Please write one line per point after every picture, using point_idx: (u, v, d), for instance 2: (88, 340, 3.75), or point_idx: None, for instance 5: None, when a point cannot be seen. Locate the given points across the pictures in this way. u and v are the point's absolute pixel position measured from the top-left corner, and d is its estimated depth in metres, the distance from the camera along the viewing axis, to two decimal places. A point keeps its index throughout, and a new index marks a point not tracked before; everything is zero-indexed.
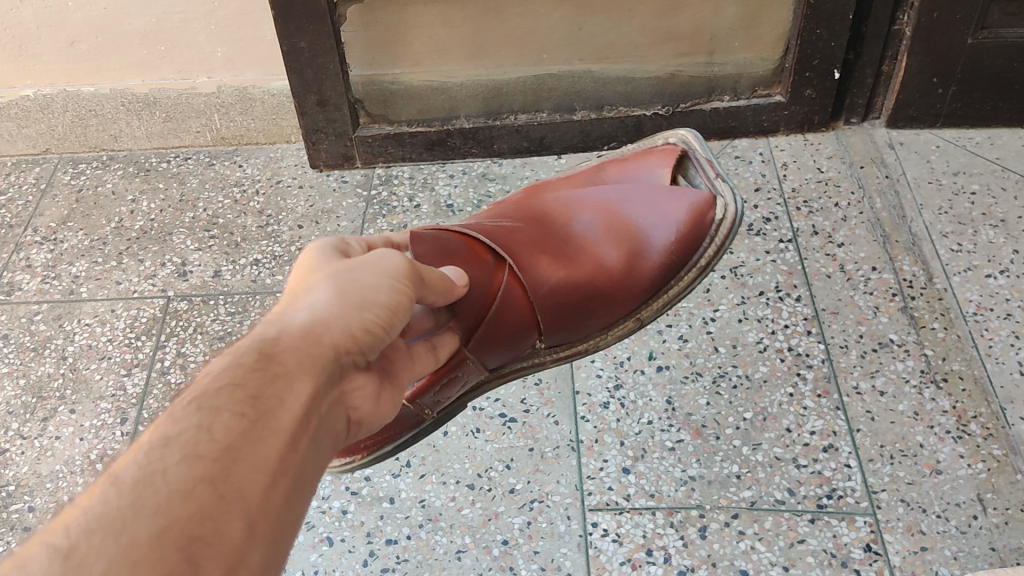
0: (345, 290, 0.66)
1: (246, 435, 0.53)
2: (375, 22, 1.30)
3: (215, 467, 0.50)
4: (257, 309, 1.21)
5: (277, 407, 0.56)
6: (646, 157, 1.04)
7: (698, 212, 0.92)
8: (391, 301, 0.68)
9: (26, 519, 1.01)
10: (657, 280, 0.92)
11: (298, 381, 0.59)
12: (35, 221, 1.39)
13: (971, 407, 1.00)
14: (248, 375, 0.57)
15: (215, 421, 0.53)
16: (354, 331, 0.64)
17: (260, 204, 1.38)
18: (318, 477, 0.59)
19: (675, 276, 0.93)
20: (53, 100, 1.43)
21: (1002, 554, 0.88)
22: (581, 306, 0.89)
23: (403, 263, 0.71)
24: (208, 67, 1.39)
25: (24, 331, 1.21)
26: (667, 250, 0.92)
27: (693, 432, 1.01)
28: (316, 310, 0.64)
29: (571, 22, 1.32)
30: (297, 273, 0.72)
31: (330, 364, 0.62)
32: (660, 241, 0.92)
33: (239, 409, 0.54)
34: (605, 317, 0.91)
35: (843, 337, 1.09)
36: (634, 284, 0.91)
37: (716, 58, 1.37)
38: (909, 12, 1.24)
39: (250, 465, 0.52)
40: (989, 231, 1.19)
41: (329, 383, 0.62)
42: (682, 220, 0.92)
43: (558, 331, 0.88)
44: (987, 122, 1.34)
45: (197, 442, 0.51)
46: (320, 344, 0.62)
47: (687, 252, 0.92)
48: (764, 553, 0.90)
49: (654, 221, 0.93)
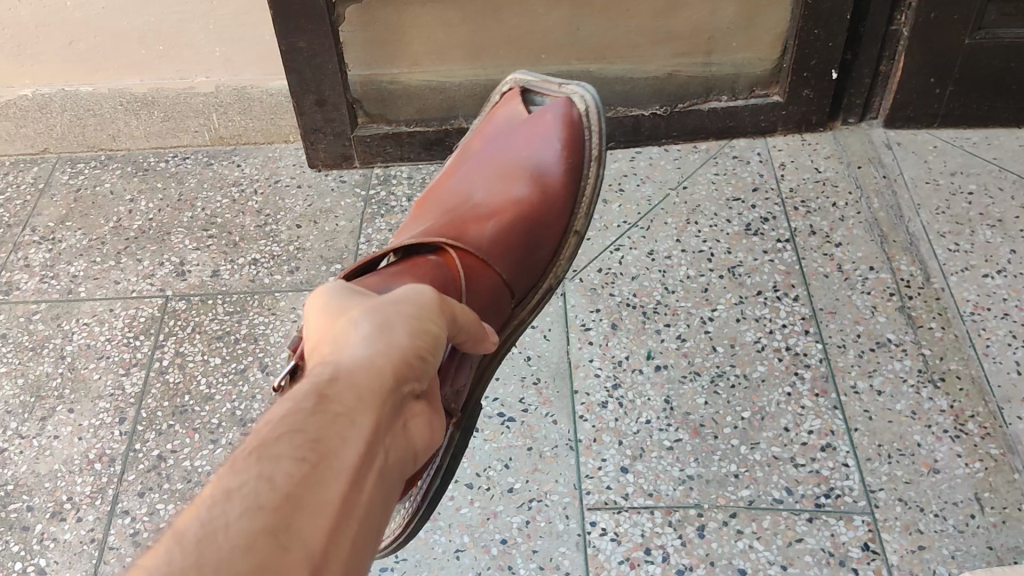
0: (386, 323, 0.65)
1: (308, 480, 0.52)
2: (374, 22, 1.31)
3: (278, 517, 0.49)
4: (256, 309, 1.21)
5: (339, 446, 0.55)
6: (497, 113, 1.12)
7: (566, 115, 1.05)
8: (429, 328, 0.67)
9: (25, 519, 1.00)
10: (568, 187, 1.02)
11: (358, 417, 0.57)
12: (33, 221, 1.38)
13: (969, 406, 1.00)
14: (307, 418, 0.55)
15: (276, 468, 0.52)
16: (404, 361, 0.63)
17: (258, 204, 1.38)
18: (382, 520, 0.58)
19: (581, 176, 1.03)
20: (52, 100, 1.43)
21: (1000, 553, 0.89)
22: (530, 249, 0.97)
23: (434, 296, 0.71)
24: (207, 67, 1.39)
25: (22, 331, 1.21)
26: (567, 159, 1.02)
27: (691, 431, 1.01)
28: (367, 345, 0.62)
29: (570, 22, 1.33)
30: (322, 315, 0.68)
31: (388, 398, 0.61)
32: (551, 156, 1.03)
33: (300, 453, 0.53)
34: (550, 241, 0.99)
35: (840, 337, 1.09)
36: (558, 200, 1.01)
37: (714, 58, 1.38)
38: (907, 12, 1.24)
39: (315, 511, 0.51)
40: (986, 231, 1.19)
41: (388, 417, 0.60)
42: (559, 129, 1.04)
43: (522, 285, 0.95)
44: (984, 122, 1.34)
45: (260, 490, 0.50)
46: (376, 379, 0.60)
47: (580, 151, 1.03)
48: (762, 552, 0.90)
49: (535, 147, 1.04)
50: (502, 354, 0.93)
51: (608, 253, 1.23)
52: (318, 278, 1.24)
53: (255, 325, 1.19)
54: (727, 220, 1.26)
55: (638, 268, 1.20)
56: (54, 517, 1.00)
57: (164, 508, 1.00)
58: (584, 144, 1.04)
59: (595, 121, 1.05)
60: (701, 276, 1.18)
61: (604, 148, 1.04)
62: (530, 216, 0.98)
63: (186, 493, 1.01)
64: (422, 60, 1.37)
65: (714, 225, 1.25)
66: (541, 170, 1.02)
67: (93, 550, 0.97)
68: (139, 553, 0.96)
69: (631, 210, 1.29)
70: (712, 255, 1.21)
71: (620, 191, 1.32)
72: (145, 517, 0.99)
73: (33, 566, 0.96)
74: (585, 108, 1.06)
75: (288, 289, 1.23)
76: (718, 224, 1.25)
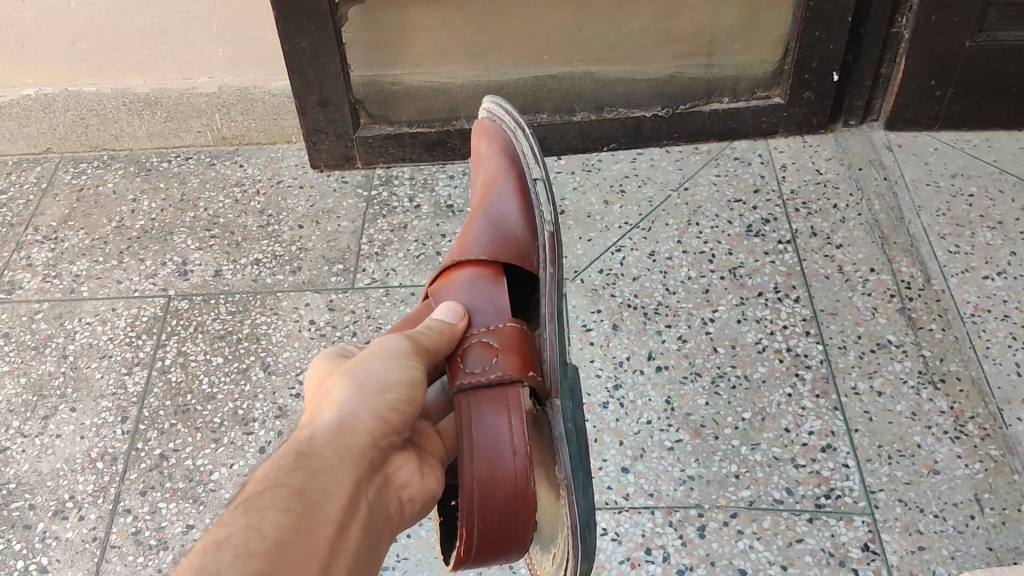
0: (364, 378, 0.67)
1: (295, 528, 0.56)
2: (376, 23, 1.31)
3: (267, 563, 0.54)
4: (258, 309, 1.21)
5: (324, 497, 0.59)
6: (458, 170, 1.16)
7: (485, 127, 1.09)
8: (411, 376, 0.69)
9: (26, 517, 1.01)
10: (509, 157, 1.01)
11: (340, 471, 0.61)
12: (36, 221, 1.39)
13: (969, 407, 1.01)
14: (290, 473, 0.59)
15: (263, 519, 0.56)
16: (384, 415, 0.66)
17: (260, 204, 1.38)
18: (369, 561, 0.62)
19: (518, 144, 1.02)
20: (55, 100, 1.44)
21: (999, 554, 0.89)
22: (503, 224, 0.91)
23: (405, 340, 0.71)
24: (210, 67, 1.40)
25: (24, 330, 1.22)
26: (500, 147, 1.03)
27: (692, 432, 1.01)
28: (344, 403, 0.65)
29: (571, 24, 1.33)
30: (315, 379, 0.73)
31: (368, 453, 0.64)
32: (488, 150, 1.04)
33: (286, 504, 0.57)
34: (523, 207, 0.93)
35: (841, 338, 1.09)
36: (503, 176, 0.98)
37: (716, 60, 1.38)
38: (908, 14, 1.25)
39: (301, 558, 0.55)
40: (986, 233, 1.20)
41: (370, 472, 0.64)
42: (480, 135, 1.08)
43: (522, 256, 0.89)
44: (984, 125, 1.34)
45: (249, 540, 0.55)
46: (355, 435, 0.63)
47: (503, 133, 1.05)
48: (762, 553, 0.90)
49: (477, 157, 1.06)
50: (555, 317, 0.83)
51: (610, 254, 1.23)
52: (320, 278, 1.25)
53: (258, 325, 1.19)
54: (728, 221, 1.26)
55: (639, 269, 1.20)
56: (56, 516, 1.00)
57: (165, 507, 1.00)
58: (501, 130, 1.06)
59: (501, 112, 1.07)
60: (702, 277, 1.18)
61: (519, 115, 1.04)
62: (487, 200, 0.95)
63: (189, 491, 1.01)
64: (425, 61, 1.37)
65: (715, 226, 1.25)
66: (482, 172, 1.02)
67: (95, 549, 0.97)
68: (142, 550, 0.97)
69: (633, 212, 1.29)
70: (713, 256, 1.21)
71: (621, 192, 1.33)
72: (146, 516, 1.00)
73: (34, 564, 0.96)
74: (495, 113, 1.08)
75: (290, 289, 1.24)
76: (719, 224, 1.26)
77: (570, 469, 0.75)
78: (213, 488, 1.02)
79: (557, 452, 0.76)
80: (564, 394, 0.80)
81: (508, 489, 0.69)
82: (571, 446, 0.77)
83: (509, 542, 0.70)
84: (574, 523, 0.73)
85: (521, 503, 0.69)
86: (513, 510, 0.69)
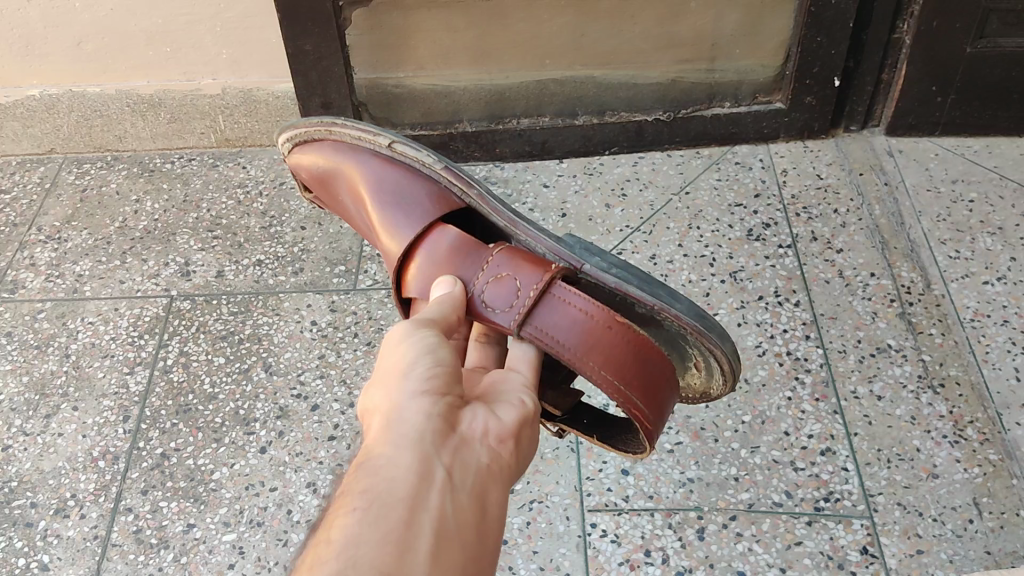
0: (395, 367, 0.65)
1: (364, 522, 0.53)
2: (381, 25, 1.32)
3: (345, 560, 0.51)
4: (260, 310, 1.22)
5: (386, 485, 0.56)
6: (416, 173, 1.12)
7: (311, 150, 0.98)
8: (437, 349, 0.67)
9: (28, 515, 1.01)
10: (352, 153, 0.94)
11: (398, 455, 0.58)
12: (39, 220, 1.39)
13: (969, 412, 1.01)
14: (351, 483, 0.57)
15: (332, 529, 0.54)
16: (425, 389, 0.63)
17: (263, 205, 1.39)
18: (472, 521, 0.58)
19: (344, 135, 0.94)
20: (60, 101, 1.45)
21: (997, 557, 0.89)
22: (404, 201, 0.86)
23: (415, 322, 0.70)
24: (214, 68, 1.41)
25: (27, 328, 1.22)
26: (336, 154, 0.95)
27: (692, 434, 1.02)
28: (387, 399, 0.63)
29: (574, 28, 1.34)
30: None
31: (425, 423, 0.61)
32: (330, 164, 0.95)
33: (350, 509, 0.55)
34: (407, 174, 0.89)
35: (841, 342, 1.10)
36: (366, 170, 0.91)
37: (717, 65, 1.39)
38: (909, 20, 1.25)
39: (376, 546, 0.52)
40: (986, 239, 1.20)
41: (436, 437, 0.60)
42: (311, 162, 0.97)
43: (442, 207, 0.85)
44: (985, 131, 1.35)
45: (322, 552, 0.52)
46: (404, 416, 0.61)
47: (328, 144, 0.96)
48: (762, 555, 0.91)
49: (324, 178, 0.96)
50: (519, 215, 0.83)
51: None
52: (322, 279, 1.25)
53: (259, 326, 1.19)
54: (729, 224, 1.26)
55: None
56: (58, 514, 1.01)
57: (166, 506, 1.01)
58: (325, 143, 0.96)
59: (312, 129, 0.97)
60: (702, 280, 1.19)
61: (325, 116, 0.95)
62: (373, 198, 0.89)
63: (190, 491, 1.02)
64: (428, 64, 1.38)
65: (716, 230, 1.26)
66: (340, 183, 0.94)
67: (96, 547, 0.97)
68: (144, 548, 0.97)
69: (634, 214, 1.30)
70: (714, 259, 1.21)
71: (623, 196, 1.33)
72: (147, 515, 1.00)
73: (36, 563, 0.96)
74: (306, 134, 0.98)
75: (292, 290, 1.24)
76: (720, 228, 1.26)
77: (649, 296, 0.77)
78: (214, 487, 1.02)
79: (626, 296, 0.78)
80: (585, 256, 0.80)
81: (630, 351, 0.74)
82: (632, 281, 0.78)
83: (660, 385, 0.76)
84: (693, 326, 0.77)
85: (647, 349, 0.75)
86: (648, 361, 0.75)
